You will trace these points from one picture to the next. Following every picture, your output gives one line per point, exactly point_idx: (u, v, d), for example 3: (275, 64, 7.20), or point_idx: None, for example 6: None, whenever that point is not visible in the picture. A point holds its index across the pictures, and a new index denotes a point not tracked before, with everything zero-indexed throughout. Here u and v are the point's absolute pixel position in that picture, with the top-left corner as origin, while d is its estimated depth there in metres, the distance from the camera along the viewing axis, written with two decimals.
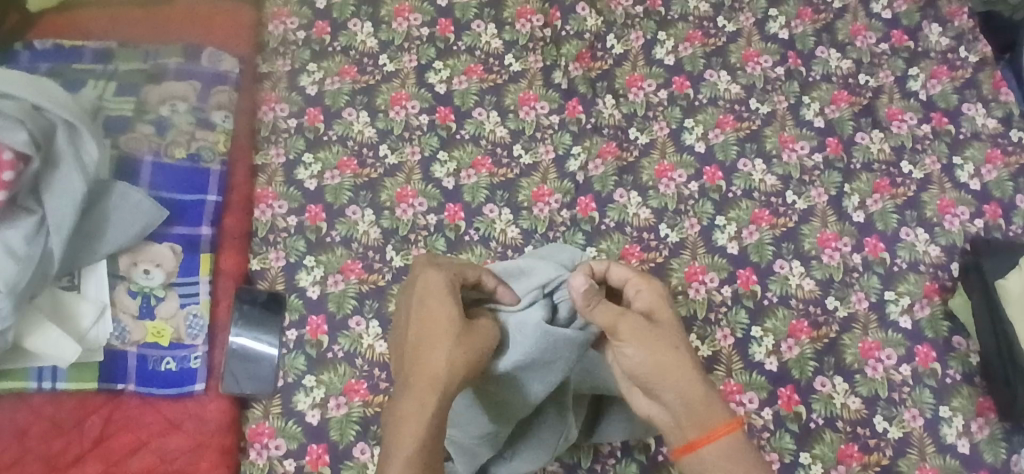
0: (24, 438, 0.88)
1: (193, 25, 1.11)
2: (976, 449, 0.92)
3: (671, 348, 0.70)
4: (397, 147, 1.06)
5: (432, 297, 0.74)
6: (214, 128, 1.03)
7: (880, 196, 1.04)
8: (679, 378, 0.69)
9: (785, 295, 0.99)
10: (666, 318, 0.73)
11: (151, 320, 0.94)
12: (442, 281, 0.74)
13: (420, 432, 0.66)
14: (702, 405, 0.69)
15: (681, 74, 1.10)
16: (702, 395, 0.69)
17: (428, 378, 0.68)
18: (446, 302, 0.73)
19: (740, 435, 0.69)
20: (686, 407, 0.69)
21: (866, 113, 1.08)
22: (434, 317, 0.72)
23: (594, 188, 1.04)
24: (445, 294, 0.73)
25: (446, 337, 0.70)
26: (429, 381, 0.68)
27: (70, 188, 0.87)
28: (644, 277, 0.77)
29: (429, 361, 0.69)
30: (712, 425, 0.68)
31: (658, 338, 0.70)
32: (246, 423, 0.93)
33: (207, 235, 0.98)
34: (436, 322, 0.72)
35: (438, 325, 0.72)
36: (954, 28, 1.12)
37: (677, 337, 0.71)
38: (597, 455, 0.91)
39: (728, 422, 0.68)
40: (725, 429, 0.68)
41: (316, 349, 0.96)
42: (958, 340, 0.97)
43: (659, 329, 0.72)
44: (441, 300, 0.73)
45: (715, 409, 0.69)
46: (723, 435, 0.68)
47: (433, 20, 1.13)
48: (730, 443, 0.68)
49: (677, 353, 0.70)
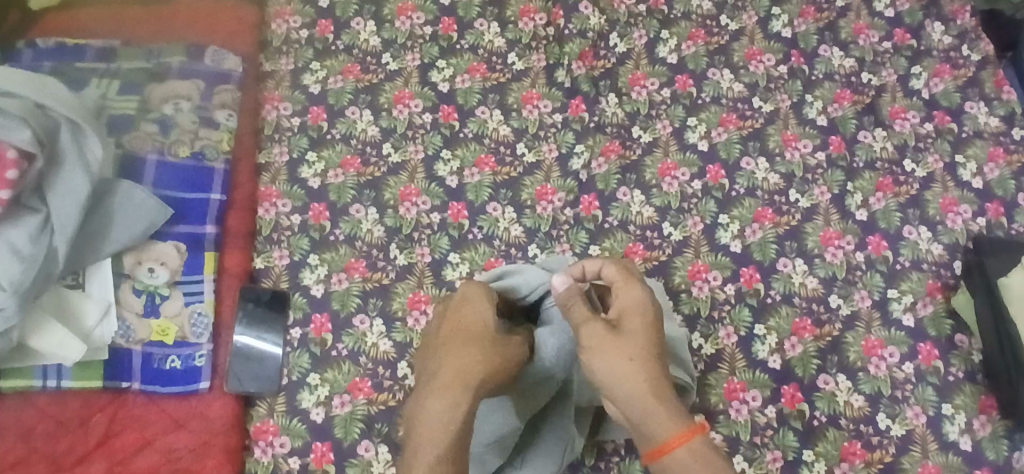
0: (29, 437, 0.88)
1: (195, 24, 1.11)
2: (979, 446, 0.93)
3: (625, 360, 0.72)
4: (400, 146, 1.06)
5: (471, 312, 0.79)
6: (217, 128, 1.03)
7: (882, 195, 1.04)
8: (632, 391, 0.71)
9: (788, 293, 0.99)
10: (634, 326, 0.74)
11: (156, 319, 0.94)
12: (482, 295, 0.80)
13: (447, 432, 0.68)
14: (658, 415, 0.70)
15: (684, 73, 1.10)
16: (654, 408, 0.71)
17: (461, 380, 0.71)
18: (483, 314, 0.78)
19: (700, 443, 0.70)
20: (642, 417, 0.71)
21: (869, 112, 1.08)
22: (470, 327, 0.77)
23: (597, 187, 1.04)
24: (484, 307, 0.79)
25: (484, 347, 0.75)
26: (465, 382, 0.71)
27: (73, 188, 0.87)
28: (627, 280, 0.78)
29: (467, 366, 0.72)
30: (669, 434, 0.70)
31: (616, 348, 0.73)
32: (249, 421, 0.93)
33: (211, 233, 0.98)
34: (474, 333, 0.77)
35: (477, 335, 0.76)
36: (956, 27, 1.13)
37: (638, 348, 0.73)
38: (601, 453, 0.91)
39: (680, 434, 0.70)
40: (678, 441, 0.70)
41: (320, 347, 0.96)
42: (960, 338, 0.97)
43: (621, 338, 0.73)
44: (482, 314, 0.79)
45: (667, 421, 0.70)
46: (675, 448, 0.69)
47: (436, 18, 1.13)
48: (684, 456, 0.69)
49: (633, 364, 0.72)
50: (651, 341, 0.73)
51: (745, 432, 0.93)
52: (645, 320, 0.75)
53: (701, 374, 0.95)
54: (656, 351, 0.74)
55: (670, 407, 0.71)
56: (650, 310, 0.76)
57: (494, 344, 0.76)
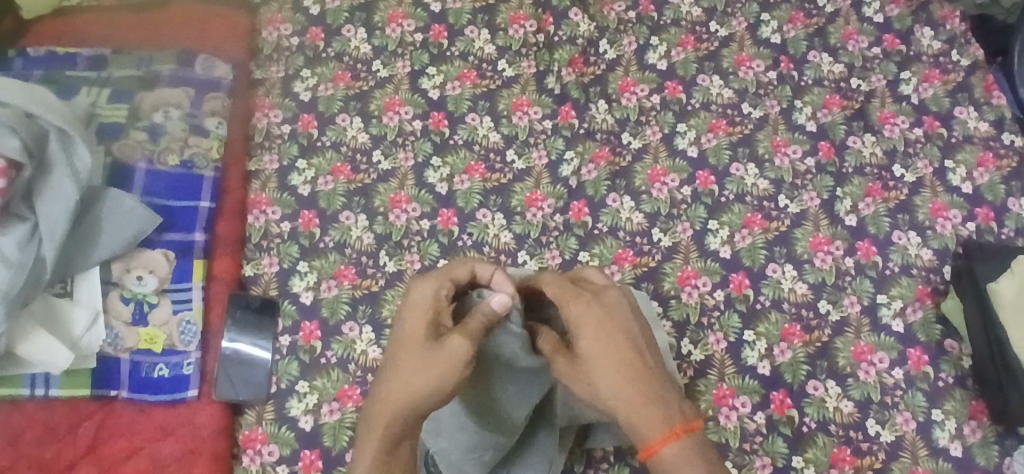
0: (17, 446, 0.88)
1: (187, 32, 1.11)
2: (969, 452, 0.92)
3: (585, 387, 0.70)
4: (391, 153, 1.06)
5: (410, 313, 0.71)
6: (207, 135, 1.03)
7: (871, 200, 1.04)
8: (612, 407, 0.69)
9: (777, 299, 0.99)
10: (589, 344, 0.70)
11: (144, 326, 0.94)
12: (424, 298, 0.71)
13: (371, 451, 0.69)
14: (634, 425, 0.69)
15: (673, 79, 1.11)
16: (632, 418, 0.68)
17: (383, 399, 0.69)
18: (420, 319, 0.71)
19: (675, 446, 0.68)
20: (626, 427, 0.69)
21: (859, 117, 1.08)
22: (405, 334, 0.70)
23: (587, 193, 1.04)
24: (422, 313, 0.71)
25: (406, 361, 0.69)
26: (385, 404, 0.69)
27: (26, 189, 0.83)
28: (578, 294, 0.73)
29: (388, 387, 0.69)
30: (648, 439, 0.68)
31: (575, 375, 0.71)
32: (238, 429, 0.93)
33: (200, 241, 0.98)
34: (404, 340, 0.70)
35: (406, 343, 0.70)
36: (946, 32, 1.13)
37: (594, 369, 0.70)
38: (590, 460, 0.91)
39: (656, 437, 0.68)
40: (663, 443, 0.68)
41: (310, 354, 0.96)
42: (950, 344, 0.97)
43: (578, 362, 0.71)
44: (418, 318, 0.71)
45: (648, 428, 0.68)
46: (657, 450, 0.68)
47: (426, 26, 1.13)
48: (672, 455, 0.68)
49: (600, 386, 0.69)
50: (606, 359, 0.69)
51: (735, 439, 0.92)
52: (600, 329, 0.71)
53: (690, 381, 0.95)
54: (620, 360, 0.69)
55: (646, 413, 0.68)
56: (605, 323, 0.71)
57: (421, 357, 0.68)
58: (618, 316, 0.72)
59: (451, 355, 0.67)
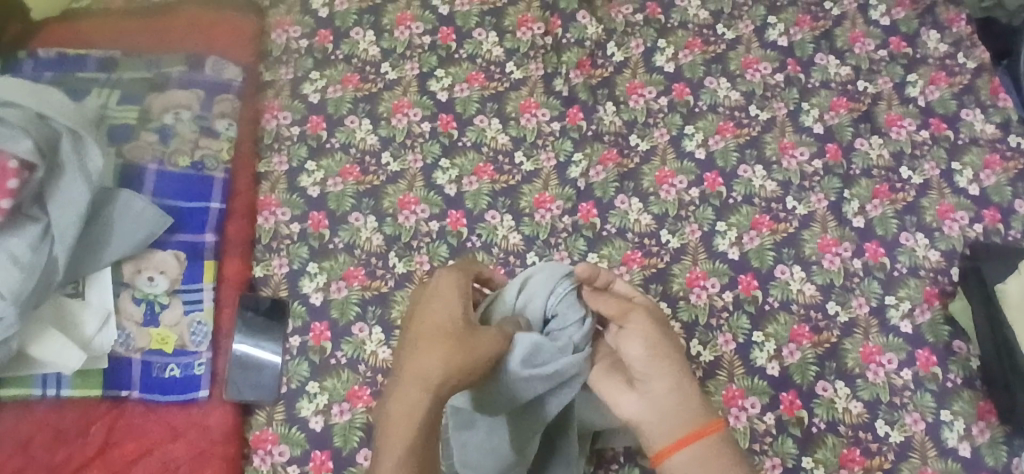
0: (29, 447, 0.88)
1: (196, 35, 1.12)
2: (978, 453, 0.92)
3: (657, 349, 0.74)
4: (399, 155, 1.07)
5: (437, 302, 0.73)
6: (217, 137, 1.03)
7: (879, 202, 1.04)
8: (668, 378, 0.74)
9: (786, 301, 0.99)
10: (664, 322, 0.78)
11: (155, 327, 0.94)
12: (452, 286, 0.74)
13: (406, 435, 0.64)
14: (687, 405, 0.73)
15: (680, 81, 1.11)
16: (677, 402, 0.73)
17: (423, 375, 0.66)
18: (447, 307, 0.72)
19: (719, 438, 0.73)
20: (671, 406, 0.73)
21: (865, 119, 1.09)
22: (435, 318, 0.71)
23: (595, 195, 1.04)
24: (451, 299, 0.73)
25: (446, 341, 0.69)
26: (420, 381, 0.66)
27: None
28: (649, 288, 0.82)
29: (427, 363, 0.67)
30: (695, 422, 0.73)
31: (655, 337, 0.75)
32: (249, 430, 0.94)
33: (211, 242, 0.98)
34: (434, 324, 0.71)
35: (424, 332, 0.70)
36: (952, 35, 1.13)
37: (669, 339, 0.75)
38: (600, 462, 0.92)
39: (701, 426, 0.73)
40: (694, 438, 0.72)
41: (319, 355, 0.96)
42: (958, 345, 0.97)
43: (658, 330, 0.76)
44: (446, 306, 0.72)
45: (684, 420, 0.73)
46: (696, 437, 0.72)
47: (435, 28, 1.14)
48: (696, 450, 0.72)
49: (670, 355, 0.74)
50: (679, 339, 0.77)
51: (744, 439, 0.92)
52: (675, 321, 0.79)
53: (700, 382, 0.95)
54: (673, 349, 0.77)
55: (696, 402, 0.74)
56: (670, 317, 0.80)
57: (462, 340, 0.69)
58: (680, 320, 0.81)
59: (487, 345, 0.70)
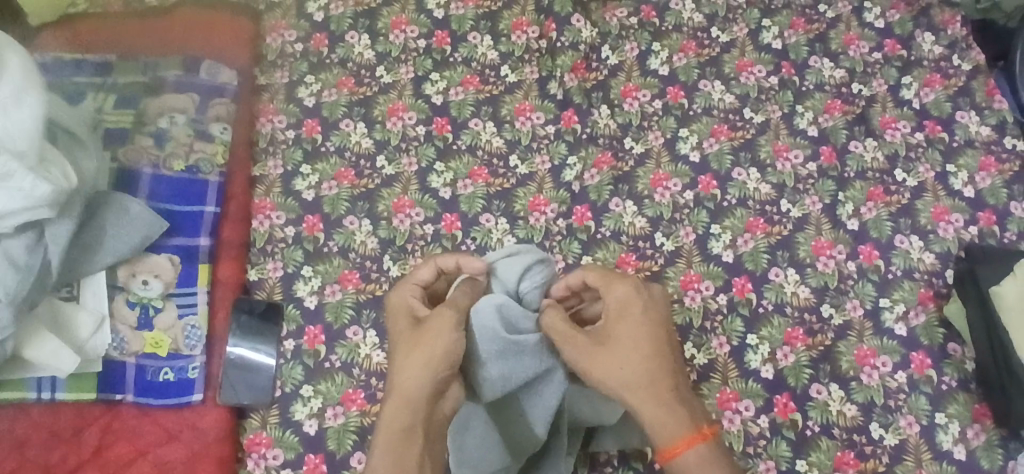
0: (23, 449, 0.88)
1: (192, 38, 1.12)
2: (973, 455, 0.92)
3: (619, 369, 0.75)
4: (394, 158, 1.07)
5: (392, 321, 0.80)
6: (212, 140, 1.04)
7: (874, 204, 1.04)
8: (636, 396, 0.75)
9: (780, 303, 0.99)
10: (628, 329, 0.77)
11: (149, 330, 0.94)
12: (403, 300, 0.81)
13: (387, 442, 0.70)
14: (668, 417, 0.74)
15: (675, 84, 1.11)
16: (658, 418, 0.74)
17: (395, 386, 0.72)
18: (402, 318, 0.79)
19: (706, 446, 0.74)
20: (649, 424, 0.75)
21: (860, 122, 1.09)
22: (396, 333, 0.78)
23: (590, 198, 1.04)
24: (406, 312, 0.79)
25: (402, 348, 0.75)
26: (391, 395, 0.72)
27: (32, 192, 0.82)
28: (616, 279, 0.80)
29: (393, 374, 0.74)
30: (679, 434, 0.74)
31: (615, 357, 0.76)
32: (242, 433, 0.94)
33: (205, 246, 0.99)
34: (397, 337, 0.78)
35: (396, 338, 0.78)
36: (947, 37, 1.13)
37: (633, 351, 0.76)
38: (594, 464, 0.91)
39: (685, 438, 0.74)
40: (681, 450, 0.73)
41: (314, 358, 0.97)
42: (953, 347, 0.97)
43: (616, 346, 0.76)
44: (399, 320, 0.79)
45: (671, 430, 0.74)
46: (682, 450, 0.73)
47: (430, 32, 1.14)
48: (688, 459, 0.73)
49: (634, 372, 0.75)
50: (646, 342, 0.77)
51: (738, 442, 0.93)
52: (643, 315, 0.78)
53: (694, 385, 0.95)
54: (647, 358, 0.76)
55: (675, 412, 0.75)
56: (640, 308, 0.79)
57: (414, 338, 0.75)
58: (655, 308, 0.79)
59: (438, 322, 0.74)
